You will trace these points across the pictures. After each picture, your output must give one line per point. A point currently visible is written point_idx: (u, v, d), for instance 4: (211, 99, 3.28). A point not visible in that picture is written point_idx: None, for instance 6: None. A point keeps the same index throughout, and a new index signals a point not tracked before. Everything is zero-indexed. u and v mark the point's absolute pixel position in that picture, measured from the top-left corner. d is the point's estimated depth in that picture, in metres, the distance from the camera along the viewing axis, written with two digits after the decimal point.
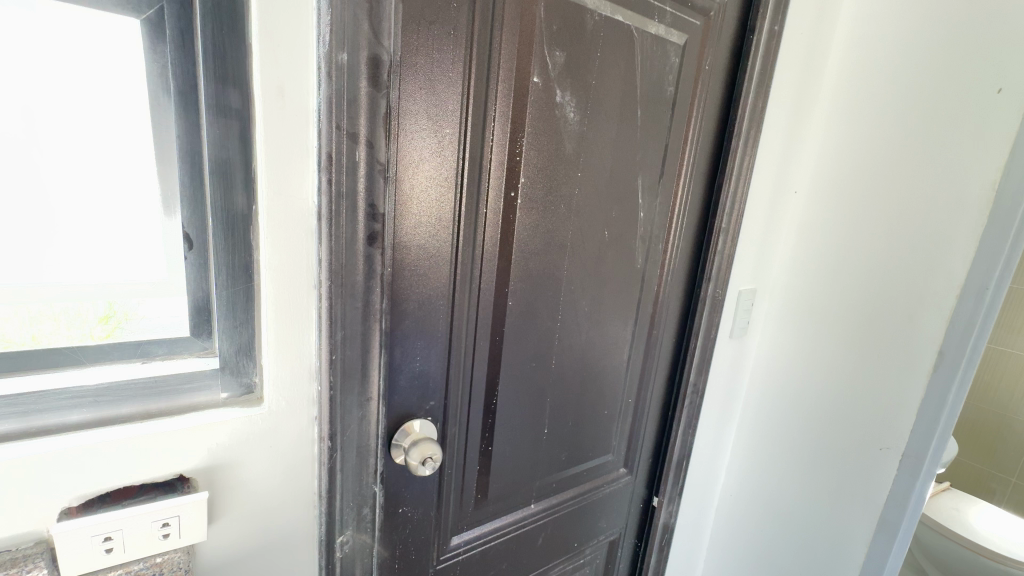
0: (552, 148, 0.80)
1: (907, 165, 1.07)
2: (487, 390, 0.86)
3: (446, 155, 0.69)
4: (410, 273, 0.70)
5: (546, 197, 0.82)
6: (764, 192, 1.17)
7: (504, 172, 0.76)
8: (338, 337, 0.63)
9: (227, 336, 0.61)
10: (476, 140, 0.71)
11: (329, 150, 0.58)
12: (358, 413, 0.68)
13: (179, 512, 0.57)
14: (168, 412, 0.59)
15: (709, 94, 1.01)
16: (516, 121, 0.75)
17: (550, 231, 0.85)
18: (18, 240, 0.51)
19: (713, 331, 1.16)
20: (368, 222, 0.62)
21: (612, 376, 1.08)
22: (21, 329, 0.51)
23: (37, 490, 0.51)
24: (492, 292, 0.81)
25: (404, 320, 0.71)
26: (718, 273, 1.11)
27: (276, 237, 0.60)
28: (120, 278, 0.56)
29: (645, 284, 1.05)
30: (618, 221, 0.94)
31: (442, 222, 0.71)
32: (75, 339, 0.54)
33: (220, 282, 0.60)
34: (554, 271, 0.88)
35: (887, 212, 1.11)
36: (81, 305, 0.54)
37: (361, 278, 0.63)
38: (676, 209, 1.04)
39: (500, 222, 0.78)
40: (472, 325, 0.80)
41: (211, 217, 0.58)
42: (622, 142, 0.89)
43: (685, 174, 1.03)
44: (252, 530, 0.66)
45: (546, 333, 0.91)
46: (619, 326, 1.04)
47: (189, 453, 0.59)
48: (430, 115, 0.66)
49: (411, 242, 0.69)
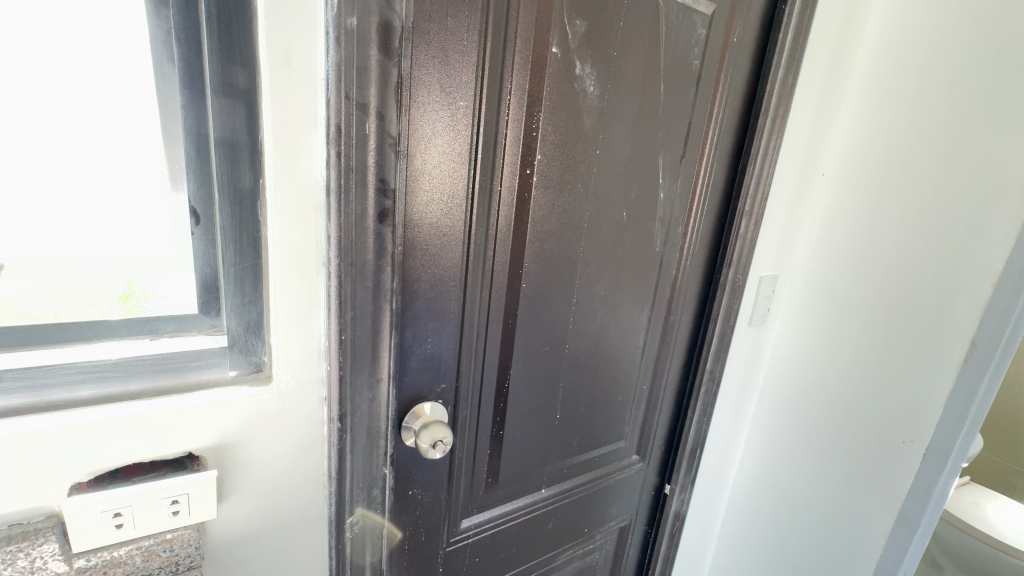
0: (570, 125, 0.77)
1: (944, 147, 1.01)
2: (500, 373, 0.84)
3: (460, 130, 0.66)
4: (421, 252, 0.68)
5: (563, 175, 0.79)
6: (790, 174, 1.12)
7: (520, 148, 0.73)
8: (348, 317, 0.62)
9: (235, 314, 0.60)
10: (489, 113, 0.68)
11: (338, 119, 0.55)
12: (368, 394, 0.67)
13: (188, 490, 0.56)
14: (176, 389, 0.58)
15: (736, 69, 0.96)
16: (532, 93, 0.71)
17: (566, 211, 0.82)
18: (44, 216, 0.50)
19: (732, 317, 1.13)
20: (378, 198, 0.59)
21: (627, 362, 1.05)
22: (43, 306, 0.51)
23: (49, 467, 0.51)
24: (505, 274, 0.78)
25: (415, 301, 0.70)
26: (739, 257, 1.07)
27: (283, 213, 0.58)
28: (131, 253, 0.55)
29: (663, 269, 1.02)
30: (636, 203, 0.91)
31: (455, 200, 0.69)
32: (96, 316, 0.54)
33: (227, 259, 0.58)
34: (571, 253, 0.85)
35: (920, 197, 1.05)
36: (101, 284, 0.54)
37: (371, 256, 0.61)
38: (698, 191, 1.00)
39: (515, 200, 0.75)
40: (484, 306, 0.78)
41: (217, 192, 0.56)
42: (644, 117, 0.85)
43: (708, 155, 0.98)
44: (262, 510, 0.65)
45: (560, 317, 0.89)
46: (635, 311, 1.01)
47: (198, 431, 0.58)
48: (444, 86, 0.63)
49: (423, 221, 0.67)
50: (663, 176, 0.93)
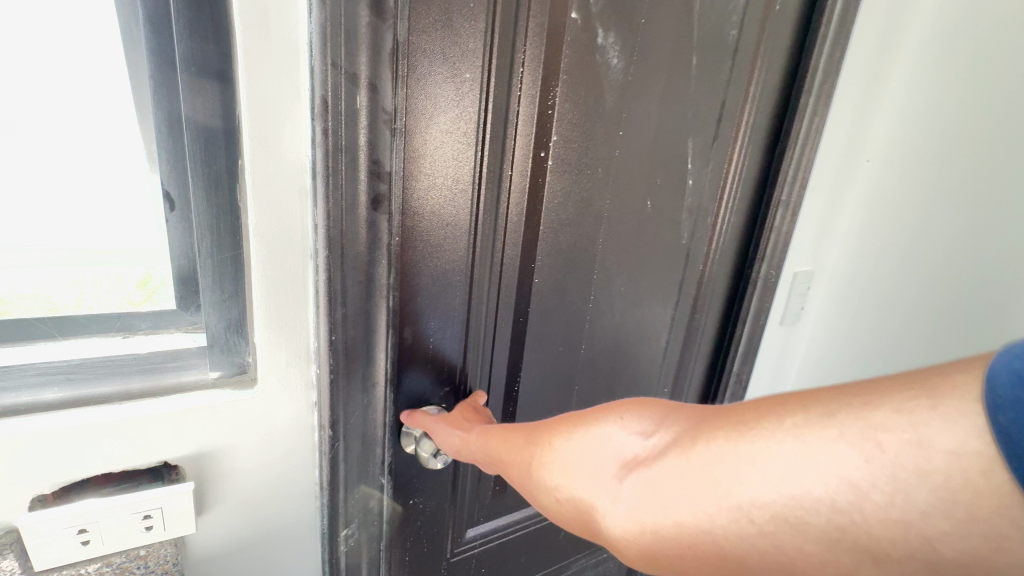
0: (589, 103, 0.69)
1: (990, 129, 0.91)
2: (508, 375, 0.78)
3: (465, 105, 0.59)
4: (422, 242, 0.61)
5: (581, 158, 0.71)
6: (832, 159, 1.02)
7: (534, 128, 0.65)
8: (338, 315, 0.56)
9: (214, 310, 0.54)
10: (496, 88, 0.60)
11: (324, 93, 0.48)
12: (362, 398, 0.61)
13: (162, 504, 0.51)
14: (151, 392, 0.53)
15: (777, 42, 0.86)
16: (546, 66, 0.63)
17: (584, 199, 0.74)
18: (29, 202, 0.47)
19: (762, 316, 1.04)
20: (371, 182, 0.53)
21: (647, 363, 0.97)
22: (65, 292, 0.49)
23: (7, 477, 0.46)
24: (516, 267, 0.71)
25: (416, 296, 0.63)
26: (772, 252, 0.98)
27: (264, 198, 0.51)
28: (123, 243, 0.51)
29: (689, 263, 0.93)
30: (662, 190, 0.82)
31: (460, 186, 0.62)
32: (115, 306, 0.51)
33: (205, 249, 0.51)
34: (588, 245, 0.78)
35: (966, 186, 0.95)
36: (119, 272, 0.51)
37: (364, 247, 0.55)
38: (730, 177, 0.91)
39: (527, 185, 0.68)
40: (492, 304, 0.71)
41: (192, 174, 0.49)
42: (672, 96, 0.77)
43: (743, 137, 0.89)
44: (248, 521, 0.60)
45: (575, 316, 0.81)
46: (657, 309, 0.93)
47: (175, 439, 0.53)
48: (445, 56, 0.55)
49: (424, 208, 0.60)
50: (692, 162, 0.84)
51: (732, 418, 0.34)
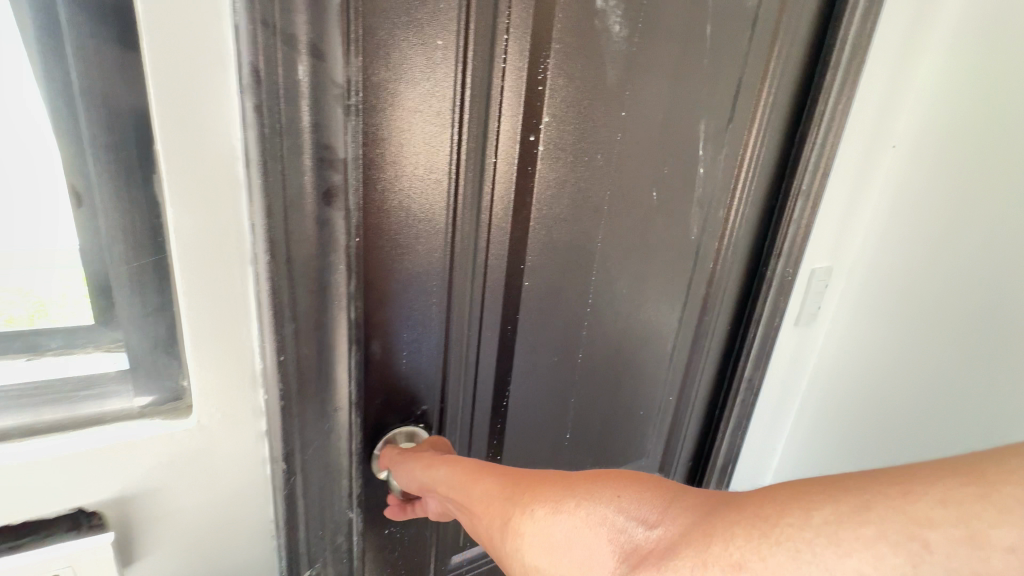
0: (586, 78, 0.59)
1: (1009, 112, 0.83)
2: (495, 391, 0.69)
3: (439, 78, 0.49)
4: (389, 242, 0.52)
5: (577, 144, 0.62)
6: (858, 145, 0.92)
7: (522, 107, 0.55)
8: (287, 331, 0.47)
9: (137, 327, 0.45)
10: (475, 60, 0.51)
11: (256, 60, 0.39)
12: (321, 425, 0.52)
13: (74, 560, 0.43)
14: (59, 427, 0.44)
15: (803, 10, 0.75)
16: (535, 34, 0.53)
17: (581, 191, 0.64)
18: None
19: (777, 318, 0.95)
20: (319, 171, 0.43)
21: (652, 371, 0.89)
22: None
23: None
24: (503, 269, 0.62)
25: (383, 305, 0.54)
26: (790, 248, 0.90)
27: (185, 194, 0.41)
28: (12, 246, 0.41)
29: (699, 261, 0.84)
30: (670, 179, 0.73)
31: (434, 177, 0.52)
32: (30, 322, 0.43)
33: (120, 254, 0.43)
34: (586, 244, 0.68)
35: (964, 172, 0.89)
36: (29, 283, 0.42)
37: (315, 251, 0.46)
38: (746, 165, 0.81)
39: (515, 174, 0.58)
40: (476, 311, 0.62)
41: (95, 162, 0.40)
42: (683, 70, 0.67)
43: (761, 119, 0.79)
44: (192, 567, 0.52)
45: (571, 323, 0.72)
46: (663, 312, 0.84)
47: (91, 482, 0.44)
48: (410, 19, 0.46)
49: (390, 202, 0.51)
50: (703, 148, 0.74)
51: (743, 504, 0.30)
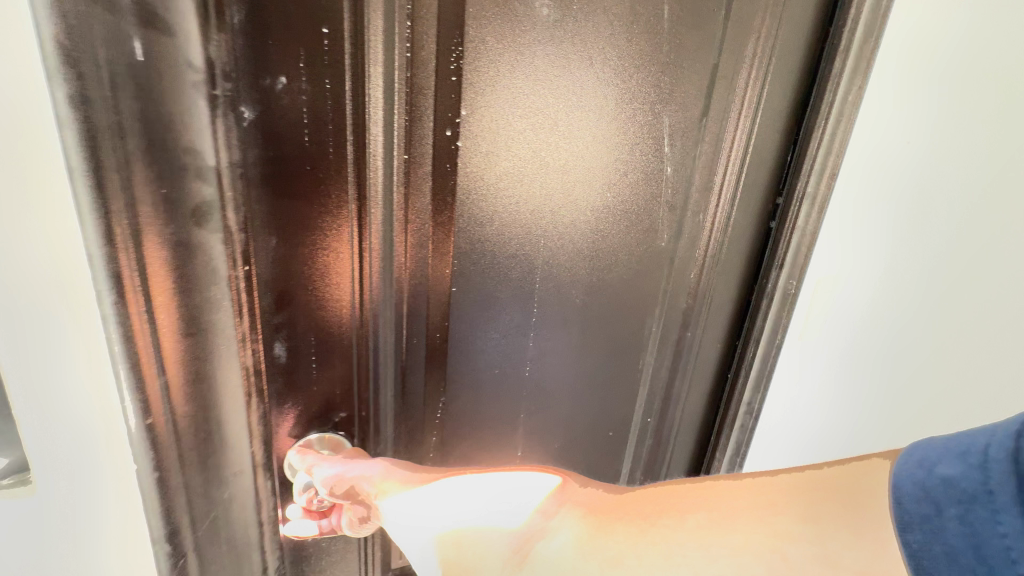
0: (519, 65, 0.54)
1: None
2: (410, 403, 0.64)
3: (329, 64, 0.46)
4: (285, 237, 0.50)
5: (508, 138, 0.57)
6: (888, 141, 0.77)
7: (433, 97, 0.51)
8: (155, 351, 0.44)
9: None
10: (373, 49, 0.47)
11: (100, 54, 0.36)
12: (210, 438, 0.50)
13: None
14: None
15: None
16: (453, 20, 0.49)
17: (513, 188, 0.59)
18: None
19: (779, 338, 0.83)
20: (182, 160, 0.41)
21: (621, 391, 0.80)
22: None
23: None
24: (422, 273, 0.58)
25: (283, 303, 0.52)
26: (791, 256, 0.79)
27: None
28: None
29: (675, 270, 0.75)
30: (629, 178, 0.66)
31: (331, 170, 0.49)
32: None
33: None
34: (523, 246, 0.62)
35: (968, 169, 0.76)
36: None
37: (178, 254, 0.43)
38: (731, 163, 0.71)
39: (429, 171, 0.54)
40: (387, 316, 0.58)
41: None
42: (641, 58, 0.60)
43: (748, 111, 0.69)
44: None
45: (513, 332, 0.66)
46: (631, 327, 0.75)
47: None
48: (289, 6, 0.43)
49: (283, 194, 0.48)
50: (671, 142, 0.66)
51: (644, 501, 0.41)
